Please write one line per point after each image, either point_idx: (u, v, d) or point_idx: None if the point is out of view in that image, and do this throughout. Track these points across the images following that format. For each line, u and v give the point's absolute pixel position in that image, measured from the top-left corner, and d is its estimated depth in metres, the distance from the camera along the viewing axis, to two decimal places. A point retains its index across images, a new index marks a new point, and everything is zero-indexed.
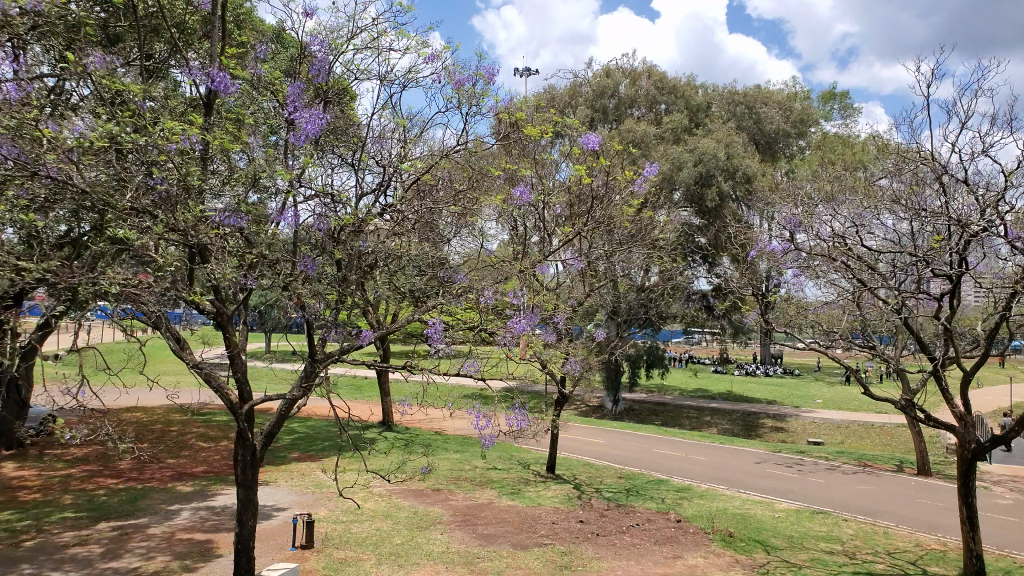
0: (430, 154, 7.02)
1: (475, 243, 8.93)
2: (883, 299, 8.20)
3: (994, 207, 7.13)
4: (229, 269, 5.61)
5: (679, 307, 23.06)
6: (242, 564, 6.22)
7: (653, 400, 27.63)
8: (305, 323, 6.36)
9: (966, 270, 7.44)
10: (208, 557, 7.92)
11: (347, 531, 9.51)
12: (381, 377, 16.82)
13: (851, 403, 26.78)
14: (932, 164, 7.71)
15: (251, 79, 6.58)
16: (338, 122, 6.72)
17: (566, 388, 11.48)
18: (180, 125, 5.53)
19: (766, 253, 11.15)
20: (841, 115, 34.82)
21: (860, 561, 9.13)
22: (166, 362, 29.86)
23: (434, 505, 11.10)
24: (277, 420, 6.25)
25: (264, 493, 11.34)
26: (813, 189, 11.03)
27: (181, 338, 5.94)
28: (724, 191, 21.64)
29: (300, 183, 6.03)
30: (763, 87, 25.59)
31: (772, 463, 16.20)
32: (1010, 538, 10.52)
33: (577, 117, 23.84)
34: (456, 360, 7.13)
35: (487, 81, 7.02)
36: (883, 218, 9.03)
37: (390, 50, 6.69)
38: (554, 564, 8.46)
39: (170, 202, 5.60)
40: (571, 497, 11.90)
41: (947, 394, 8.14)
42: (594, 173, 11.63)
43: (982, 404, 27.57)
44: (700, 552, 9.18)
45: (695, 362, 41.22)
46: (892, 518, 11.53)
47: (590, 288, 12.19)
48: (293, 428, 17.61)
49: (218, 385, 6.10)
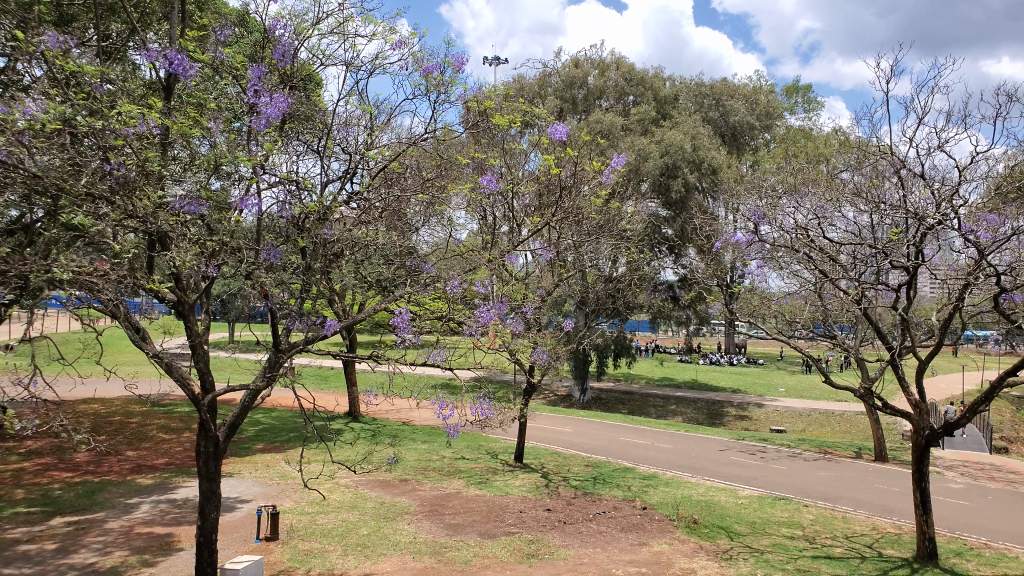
0: (397, 143, 6.89)
1: (444, 233, 8.82)
2: (843, 291, 8.32)
3: (949, 200, 7.25)
4: (189, 257, 5.43)
5: (645, 298, 23.26)
6: (205, 558, 6.10)
7: (621, 389, 27.88)
8: (269, 313, 6.26)
9: (924, 261, 7.56)
10: (168, 551, 7.78)
11: (313, 523, 9.42)
12: (347, 367, 16.56)
13: (811, 391, 27.31)
14: (890, 159, 7.88)
15: (212, 63, 6.38)
16: (302, 107, 6.58)
17: (535, 378, 11.49)
18: (139, 108, 5.38)
19: (730, 244, 11.27)
20: (805, 109, 35.43)
21: (820, 545, 9.31)
22: (124, 352, 29.25)
23: (401, 496, 11.04)
24: (241, 412, 6.10)
25: (227, 485, 11.17)
26: (778, 181, 11.15)
27: (141, 328, 5.78)
28: (690, 182, 21.87)
29: (264, 170, 5.87)
30: (729, 80, 25.86)
31: (735, 450, 16.41)
32: (962, 521, 10.80)
33: (547, 108, 23.81)
34: (422, 350, 7.08)
35: (456, 69, 6.93)
36: (844, 211, 9.16)
37: (357, 36, 6.54)
38: (521, 553, 8.46)
39: (128, 187, 5.44)
40: (538, 485, 11.95)
41: (903, 382, 8.20)
42: (562, 164, 11.60)
43: (936, 391, 28.39)
44: (664, 538, 9.28)
45: (661, 351, 41.70)
46: (850, 503, 11.78)
47: (560, 278, 12.18)
48: (259, 419, 17.38)
49: (180, 376, 5.94)
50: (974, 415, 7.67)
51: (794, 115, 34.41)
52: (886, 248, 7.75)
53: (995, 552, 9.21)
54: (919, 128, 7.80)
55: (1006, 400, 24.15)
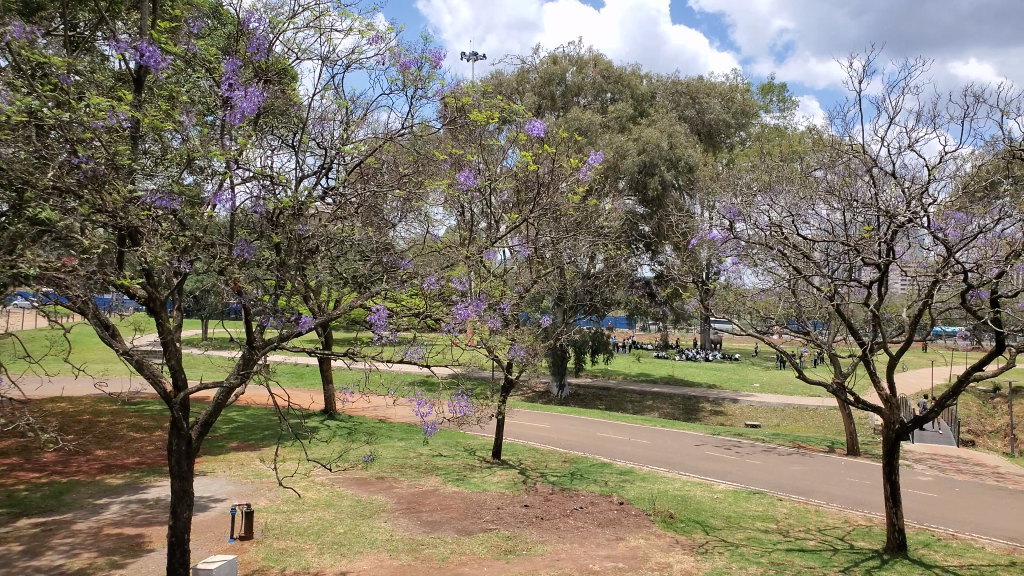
0: (374, 138, 6.81)
1: (421, 229, 8.77)
2: (817, 287, 8.39)
3: (919, 198, 7.35)
4: (161, 253, 5.33)
5: (622, 294, 23.35)
6: (177, 558, 5.99)
7: (598, 384, 28.01)
8: (243, 309, 6.16)
9: (895, 258, 7.65)
10: (138, 552, 7.66)
11: (288, 521, 9.32)
12: (322, 365, 16.41)
13: (786, 387, 27.63)
14: (863, 157, 7.98)
15: (184, 55, 6.24)
16: (277, 102, 6.48)
17: (513, 374, 11.48)
18: (108, 100, 5.26)
19: (706, 241, 11.33)
20: (779, 108, 35.76)
21: (794, 539, 9.40)
22: (94, 350, 28.76)
23: (378, 493, 10.98)
24: (213, 409, 6.00)
25: (200, 484, 11.02)
26: (754, 179, 11.21)
27: (111, 324, 5.66)
28: (667, 180, 21.94)
29: (238, 165, 5.75)
30: (706, 78, 26.02)
31: (711, 445, 16.53)
32: (931, 513, 10.97)
33: (525, 104, 23.77)
34: (399, 346, 7.07)
35: (433, 65, 6.87)
36: (818, 208, 9.25)
37: (333, 30, 6.46)
38: (498, 549, 8.45)
39: (97, 181, 5.33)
40: (516, 481, 11.95)
41: (875, 377, 8.28)
42: (540, 160, 11.59)
43: (906, 386, 28.87)
44: (641, 533, 9.31)
45: (639, 347, 41.93)
46: (823, 497, 11.92)
47: (538, 275, 12.16)
48: (232, 417, 17.16)
49: (152, 373, 5.82)
50: (943, 410, 7.77)
51: (769, 113, 34.74)
52: (858, 245, 7.83)
53: (963, 543, 9.37)
54: (891, 127, 7.91)
55: (975, 394, 24.60)
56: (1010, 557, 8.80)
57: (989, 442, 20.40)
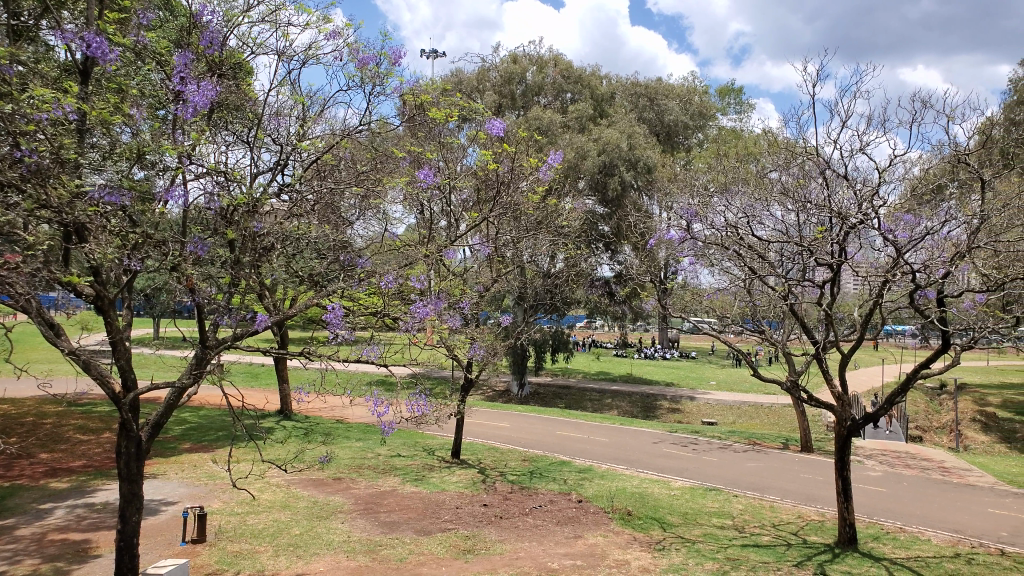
0: (331, 134, 6.74)
1: (379, 227, 8.68)
2: (772, 287, 8.54)
3: (870, 200, 7.55)
4: (110, 250, 5.18)
5: (582, 292, 23.48)
6: (125, 563, 5.83)
7: (557, 383, 28.13)
8: (195, 308, 6.02)
9: (847, 259, 7.83)
10: (84, 558, 7.44)
11: (242, 524, 9.15)
12: (278, 364, 16.14)
13: (742, 384, 28.10)
14: (816, 159, 8.17)
15: (135, 48, 6.08)
16: (231, 97, 6.35)
17: (472, 373, 11.44)
18: (53, 92, 5.10)
19: (664, 241, 11.46)
20: (737, 110, 36.35)
21: (749, 534, 9.56)
22: (38, 351, 27.85)
23: (335, 494, 10.85)
24: (165, 410, 5.86)
25: (151, 486, 10.76)
26: (710, 180, 11.39)
27: (56, 324, 5.49)
28: (626, 180, 22.14)
29: (191, 160, 5.62)
30: (665, 80, 26.36)
31: (668, 442, 16.74)
32: (881, 507, 11.26)
33: (485, 103, 23.74)
34: (356, 346, 6.99)
35: (392, 62, 6.82)
36: (773, 210, 9.42)
37: (289, 25, 6.36)
38: (457, 549, 8.43)
39: (41, 175, 5.16)
40: (475, 481, 11.94)
41: (827, 375, 8.45)
42: (500, 158, 11.59)
43: (858, 384, 29.59)
44: (600, 531, 9.38)
45: (599, 346, 42.17)
46: (777, 493, 12.15)
47: (498, 274, 12.16)
48: (185, 418, 16.80)
49: (100, 374, 5.65)
50: (893, 407, 7.98)
51: (727, 116, 35.35)
52: (812, 245, 8.00)
53: (910, 536, 9.65)
54: (843, 130, 8.11)
55: (923, 391, 25.34)
56: (955, 548, 9.09)
57: (936, 438, 21.02)
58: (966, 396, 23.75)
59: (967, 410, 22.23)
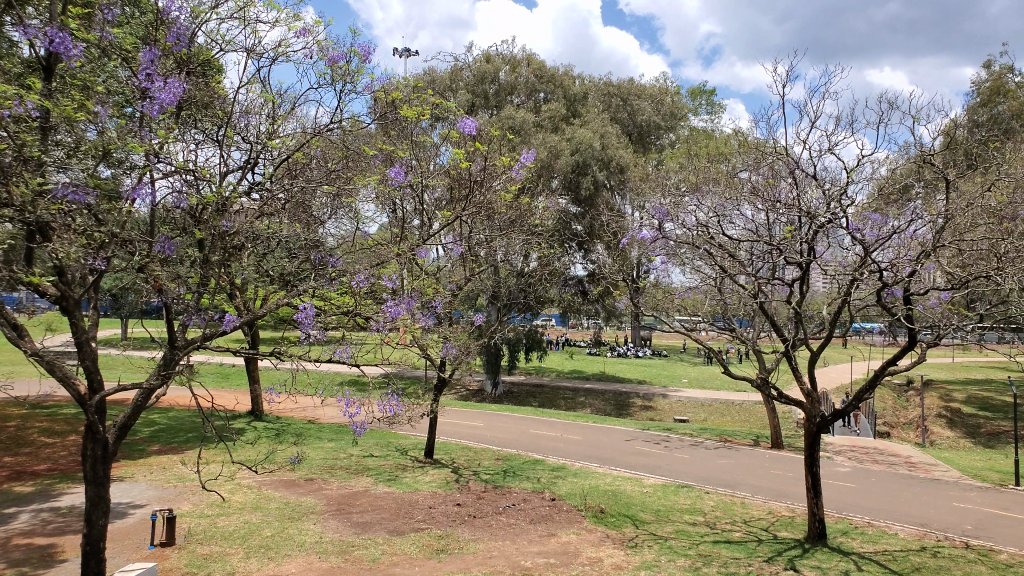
0: (302, 133, 6.71)
1: (351, 226, 8.63)
2: (742, 286, 8.65)
3: (838, 200, 7.68)
4: (75, 249, 5.09)
5: (555, 291, 23.56)
6: (91, 567, 5.74)
7: (531, 382, 28.20)
8: (164, 308, 5.94)
9: (815, 257, 7.96)
10: (50, 563, 7.31)
11: (213, 526, 9.05)
12: (249, 365, 15.99)
13: (713, 382, 28.44)
14: (785, 159, 8.30)
15: (99, 43, 5.97)
16: (200, 94, 6.27)
17: (445, 373, 11.43)
18: (15, 88, 5.00)
19: (636, 240, 11.53)
20: (708, 111, 36.76)
21: (720, 531, 9.69)
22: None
23: (307, 495, 10.79)
24: (132, 412, 5.77)
25: (118, 489, 10.59)
26: (681, 180, 11.50)
27: (19, 325, 5.38)
28: (599, 180, 22.27)
29: (158, 158, 5.55)
30: (636, 80, 26.61)
31: (641, 440, 16.86)
32: (848, 503, 11.46)
33: (458, 102, 23.71)
34: (328, 346, 6.92)
35: (362, 58, 6.81)
36: (743, 209, 9.54)
37: (258, 22, 6.31)
38: (430, 549, 8.42)
39: (3, 173, 5.05)
40: (449, 480, 11.93)
41: (796, 372, 8.57)
42: (473, 157, 11.60)
43: (827, 380, 30.07)
44: (573, 529, 9.44)
45: (572, 345, 42.28)
46: (748, 489, 12.31)
47: (471, 272, 12.17)
48: (153, 420, 16.55)
49: (65, 375, 5.56)
50: (860, 403, 8.12)
51: (698, 117, 35.77)
52: (781, 245, 8.12)
53: (877, 530, 9.84)
54: (811, 131, 8.25)
55: (890, 388, 25.84)
56: (921, 542, 9.30)
57: (902, 434, 21.45)
58: (932, 393, 24.28)
59: (933, 406, 22.74)
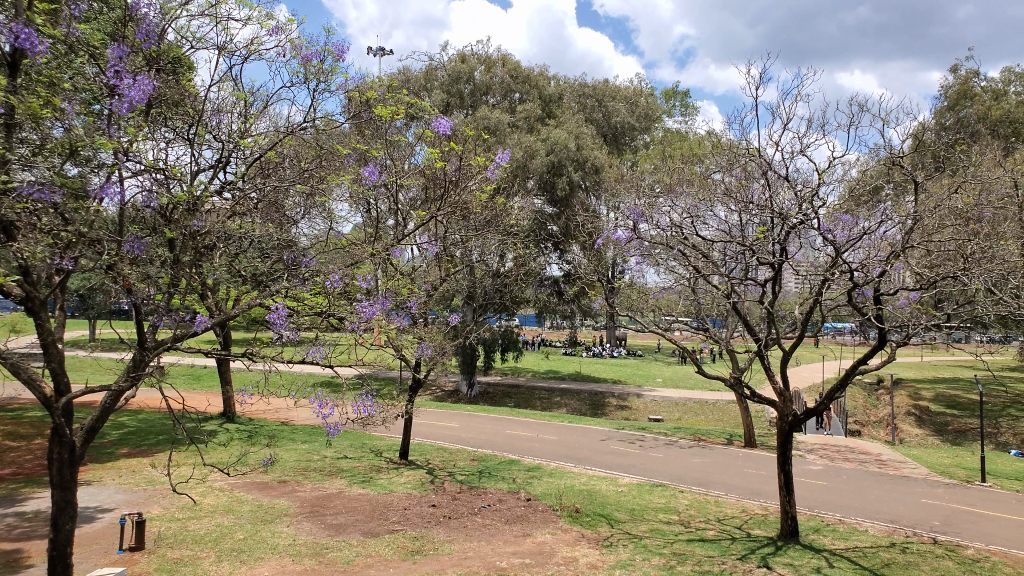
0: (274, 131, 6.64)
1: (324, 226, 8.55)
2: (715, 286, 8.73)
3: (808, 201, 7.79)
4: (40, 248, 5.00)
5: (531, 291, 23.59)
6: (58, 573, 5.64)
7: (506, 382, 28.20)
8: (133, 309, 5.84)
9: (786, 258, 8.07)
10: (14, 569, 7.16)
11: (184, 530, 8.93)
12: (221, 366, 15.80)
13: (687, 381, 28.64)
14: (757, 161, 8.39)
15: (65, 39, 5.84)
16: (170, 92, 6.18)
17: (420, 374, 11.38)
18: None
19: (611, 240, 11.59)
20: (682, 113, 37.05)
21: (694, 529, 9.76)
22: None
23: (280, 497, 10.69)
24: (100, 414, 5.67)
25: (86, 493, 10.40)
26: (655, 181, 11.59)
27: None
28: (574, 180, 22.32)
29: (127, 156, 5.47)
30: (611, 82, 26.75)
31: (616, 440, 16.91)
32: (819, 500, 11.62)
33: (433, 101, 23.64)
34: (302, 347, 6.87)
35: (336, 57, 6.77)
36: (716, 210, 9.63)
37: (230, 19, 6.25)
38: (405, 550, 8.39)
39: None
40: (424, 481, 11.89)
41: (769, 372, 8.66)
42: (447, 157, 11.57)
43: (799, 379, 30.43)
44: (549, 528, 9.45)
45: (548, 345, 42.37)
46: (721, 487, 12.42)
47: (446, 273, 12.14)
48: (122, 422, 16.26)
49: (30, 377, 5.44)
50: (831, 402, 8.23)
51: (672, 118, 36.06)
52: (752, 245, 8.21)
53: (848, 527, 9.98)
54: (783, 133, 8.34)
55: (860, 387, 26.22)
56: (889, 538, 9.46)
57: (872, 431, 21.80)
58: (901, 391, 24.70)
59: (901, 404, 23.12)
